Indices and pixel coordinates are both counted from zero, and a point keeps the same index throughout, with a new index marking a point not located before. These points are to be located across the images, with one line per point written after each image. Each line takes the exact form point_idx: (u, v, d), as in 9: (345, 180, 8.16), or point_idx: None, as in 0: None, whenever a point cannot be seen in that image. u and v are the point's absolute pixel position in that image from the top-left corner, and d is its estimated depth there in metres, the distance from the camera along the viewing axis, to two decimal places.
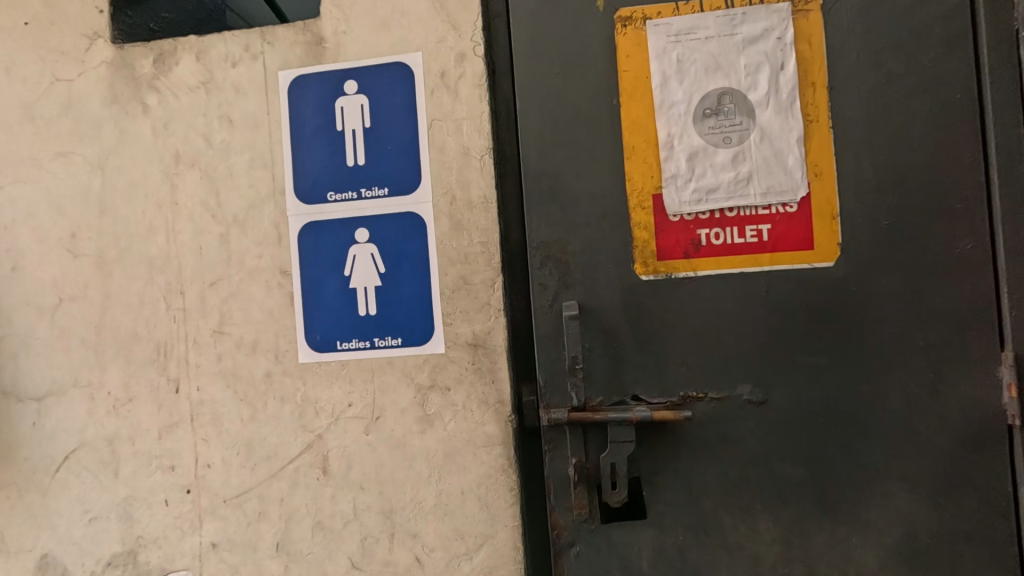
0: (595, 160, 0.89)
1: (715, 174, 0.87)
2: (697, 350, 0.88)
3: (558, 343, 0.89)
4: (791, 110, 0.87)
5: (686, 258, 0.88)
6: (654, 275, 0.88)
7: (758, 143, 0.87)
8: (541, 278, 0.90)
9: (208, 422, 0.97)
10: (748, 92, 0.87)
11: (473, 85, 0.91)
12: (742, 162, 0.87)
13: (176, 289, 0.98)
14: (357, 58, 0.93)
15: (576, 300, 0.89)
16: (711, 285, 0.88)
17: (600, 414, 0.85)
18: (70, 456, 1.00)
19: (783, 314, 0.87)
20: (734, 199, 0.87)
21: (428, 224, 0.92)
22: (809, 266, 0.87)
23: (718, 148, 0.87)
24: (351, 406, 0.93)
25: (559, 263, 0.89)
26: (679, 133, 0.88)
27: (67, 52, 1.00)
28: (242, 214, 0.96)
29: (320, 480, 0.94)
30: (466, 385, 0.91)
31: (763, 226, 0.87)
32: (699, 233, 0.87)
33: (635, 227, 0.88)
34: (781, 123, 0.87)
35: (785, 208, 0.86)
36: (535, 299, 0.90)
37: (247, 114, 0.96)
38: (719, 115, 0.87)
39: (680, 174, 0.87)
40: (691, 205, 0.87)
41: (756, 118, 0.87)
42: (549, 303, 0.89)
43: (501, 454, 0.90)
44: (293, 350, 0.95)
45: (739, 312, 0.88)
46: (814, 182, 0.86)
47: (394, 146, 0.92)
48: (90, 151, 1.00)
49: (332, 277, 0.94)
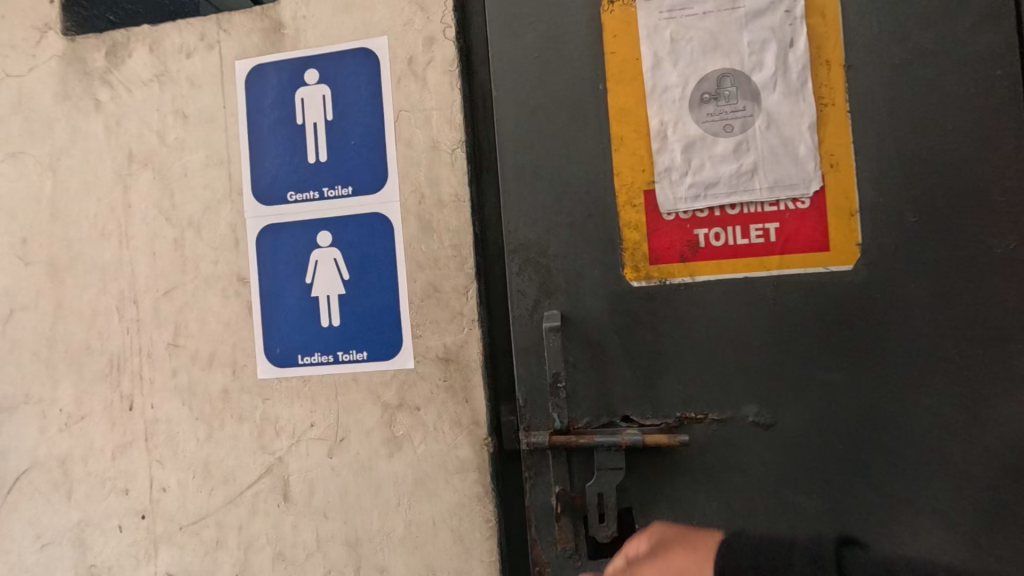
0: (579, 151, 0.79)
1: (714, 166, 0.77)
2: (695, 366, 0.78)
3: (540, 357, 0.80)
4: (802, 92, 0.76)
5: (683, 261, 0.78)
6: (646, 281, 0.78)
7: (764, 130, 0.76)
8: (520, 285, 0.80)
9: (163, 441, 0.90)
10: (752, 73, 0.76)
11: (443, 71, 0.82)
12: (745, 152, 0.76)
13: (129, 299, 0.91)
14: (318, 44, 0.85)
15: (559, 309, 0.79)
16: (711, 292, 0.77)
17: (585, 438, 0.76)
18: (22, 477, 0.93)
19: (793, 325, 0.76)
20: (736, 194, 0.76)
21: (395, 226, 0.83)
22: (825, 270, 0.76)
23: (717, 137, 0.77)
24: (314, 426, 0.85)
25: (539, 267, 0.80)
26: (674, 121, 0.78)
27: (18, 47, 0.94)
28: (198, 217, 0.89)
29: (280, 507, 0.86)
30: (437, 403, 0.82)
31: (770, 225, 0.76)
32: (697, 232, 0.77)
33: (624, 227, 0.78)
34: (791, 107, 0.76)
35: (795, 204, 0.76)
36: (513, 308, 0.81)
37: (203, 108, 0.89)
38: (718, 99, 0.77)
39: (674, 167, 0.77)
40: (688, 202, 0.77)
41: (761, 103, 0.76)
42: (528, 312, 0.80)
43: (476, 481, 0.81)
44: (252, 364, 0.87)
45: (743, 323, 0.77)
46: (829, 174, 0.76)
47: (358, 140, 0.84)
48: (41, 152, 0.93)
49: (293, 284, 0.86)
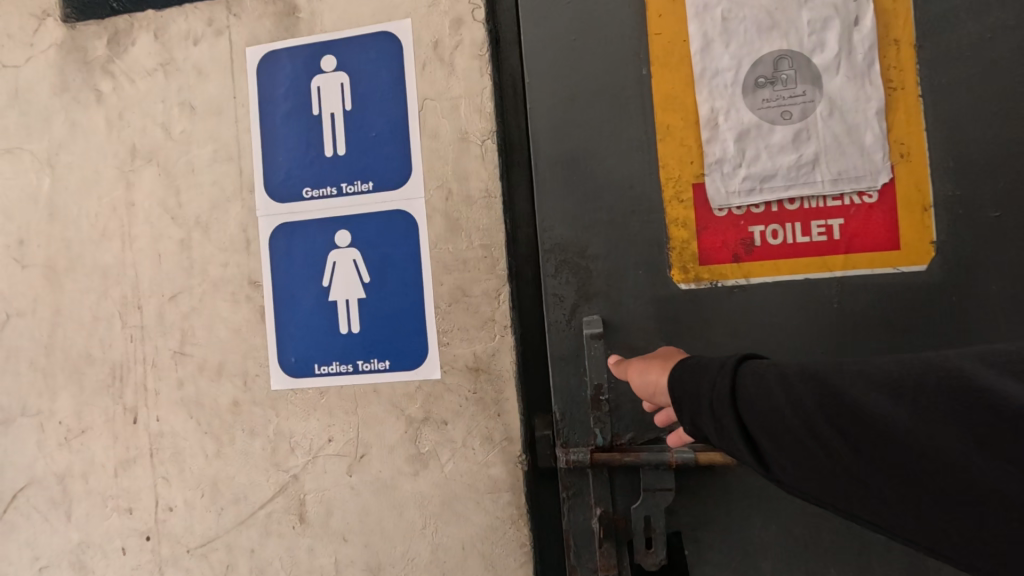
0: (620, 142, 0.73)
1: (771, 158, 0.70)
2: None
3: (579, 368, 0.73)
4: (869, 75, 0.69)
5: (736, 262, 0.71)
6: (695, 284, 0.71)
7: (826, 117, 0.69)
8: (556, 288, 0.74)
9: (169, 457, 0.83)
10: (813, 54, 0.69)
11: (471, 56, 0.75)
12: (805, 142, 0.69)
13: (133, 304, 0.85)
14: (335, 28, 0.79)
15: (599, 315, 0.73)
16: (768, 295, 0.70)
17: (631, 456, 0.68)
18: (19, 495, 0.87)
19: (858, 332, 0.69)
20: (796, 188, 0.69)
21: (419, 224, 0.77)
22: (894, 270, 0.69)
23: (774, 125, 0.70)
24: (332, 441, 0.79)
25: (577, 269, 0.73)
26: (726, 108, 0.70)
27: (14, 35, 0.88)
28: (206, 216, 0.82)
29: (296, 529, 0.80)
30: (466, 417, 0.75)
31: (833, 222, 0.69)
32: (752, 230, 0.70)
33: (671, 224, 0.72)
34: (856, 92, 0.69)
35: (861, 198, 0.69)
36: (549, 314, 0.74)
37: (212, 99, 0.82)
38: (775, 84, 0.69)
39: (726, 158, 0.70)
40: (742, 197, 0.70)
41: (824, 87, 0.69)
42: (565, 318, 0.73)
43: (509, 502, 0.74)
44: (264, 374, 0.81)
45: (802, 330, 0.70)
46: (899, 165, 0.68)
47: (379, 132, 0.77)
48: (39, 147, 0.87)
49: (309, 288, 0.79)
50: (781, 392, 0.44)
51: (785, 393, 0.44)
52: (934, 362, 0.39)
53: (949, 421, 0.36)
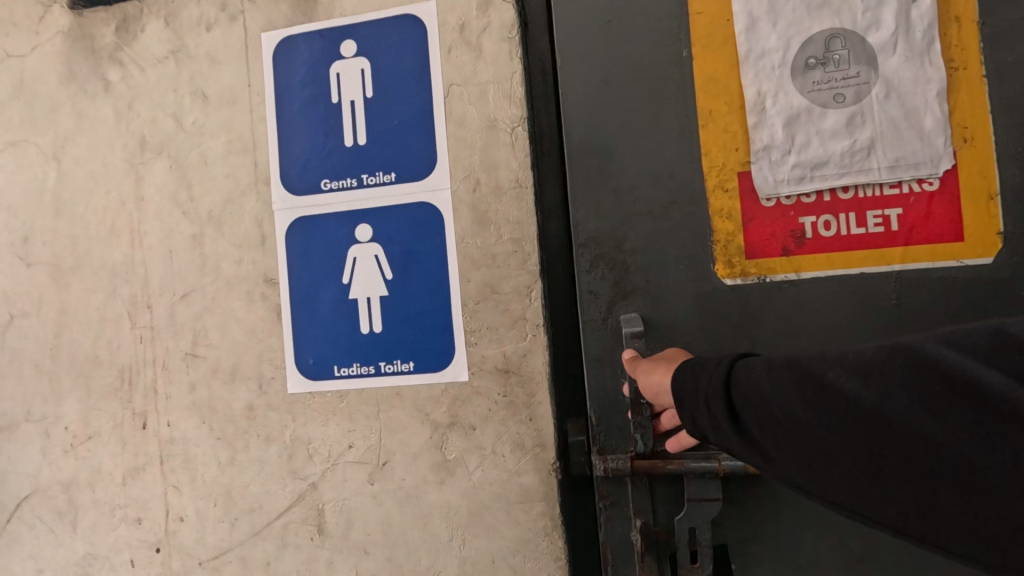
0: (659, 128, 0.68)
1: (823, 144, 0.65)
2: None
3: (616, 370, 0.68)
4: (929, 54, 0.63)
5: (786, 256, 0.66)
6: (742, 279, 0.67)
7: (883, 100, 0.64)
8: (591, 285, 0.69)
9: (180, 465, 0.79)
10: (867, 33, 0.64)
11: (500, 39, 0.71)
12: (860, 126, 0.64)
13: (142, 303, 0.81)
14: (356, 12, 0.75)
15: (638, 313, 0.68)
16: (821, 291, 0.66)
17: (674, 463, 0.64)
18: (22, 504, 0.83)
19: (918, 330, 0.64)
20: (850, 175, 0.65)
21: (445, 218, 0.72)
22: (958, 264, 0.64)
23: (826, 109, 0.65)
24: (352, 448, 0.74)
25: (614, 264, 0.69)
26: (773, 91, 0.66)
27: (19, 24, 0.84)
28: (220, 210, 0.78)
29: (314, 541, 0.75)
30: (495, 422, 0.71)
31: (890, 212, 0.64)
32: (803, 221, 0.66)
33: (714, 215, 0.67)
34: (915, 73, 0.64)
35: (921, 186, 0.64)
36: (584, 312, 0.69)
37: (225, 87, 0.78)
38: (826, 65, 0.65)
39: (774, 145, 0.66)
40: (791, 185, 0.65)
41: (879, 68, 0.64)
42: (601, 316, 0.69)
43: (542, 513, 0.69)
44: (281, 377, 0.76)
45: (856, 328, 0.65)
46: (964, 151, 0.63)
47: (402, 120, 0.73)
48: (45, 140, 0.84)
49: (327, 286, 0.75)
50: (767, 380, 0.44)
51: (770, 381, 0.44)
52: (902, 343, 0.39)
53: (907, 390, 0.37)
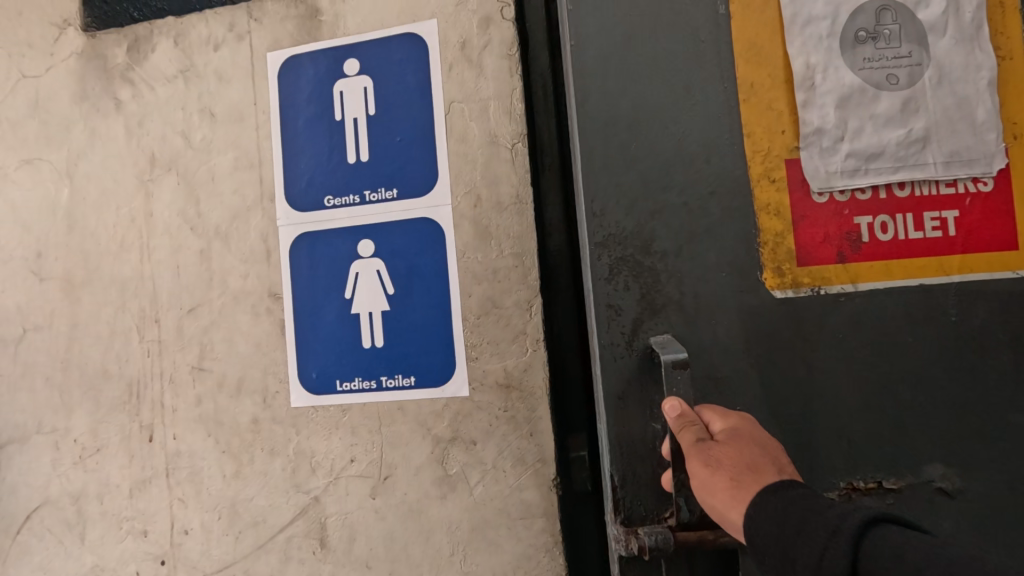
0: (692, 111, 0.59)
1: (877, 131, 0.58)
2: (861, 411, 0.57)
3: (640, 401, 0.59)
4: (978, 39, 0.58)
5: (841, 262, 0.58)
6: (793, 291, 0.58)
7: (935, 87, 0.57)
8: (611, 298, 0.59)
9: (186, 477, 0.80)
10: (920, 8, 0.58)
11: (501, 56, 0.72)
12: (915, 113, 0.57)
13: (150, 317, 0.82)
14: (359, 31, 0.76)
15: (669, 333, 0.58)
16: (878, 303, 0.58)
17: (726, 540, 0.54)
18: (32, 515, 0.84)
19: (978, 348, 0.57)
20: (907, 169, 0.58)
21: (447, 233, 0.73)
22: (1014, 276, 0.57)
23: (879, 90, 0.58)
24: (354, 462, 0.75)
25: (639, 275, 0.59)
26: (822, 65, 0.58)
27: (35, 45, 0.87)
28: (226, 226, 0.80)
29: (317, 555, 0.75)
30: (496, 437, 0.70)
31: (947, 214, 0.58)
32: (858, 222, 0.58)
33: (761, 212, 0.59)
34: (965, 58, 0.58)
35: (976, 185, 0.58)
36: (604, 327, 0.59)
37: (232, 105, 0.80)
38: (876, 39, 0.57)
39: (826, 129, 0.58)
40: (846, 177, 0.58)
41: (931, 48, 0.58)
42: (624, 339, 0.59)
43: (544, 529, 0.69)
44: (284, 391, 0.77)
45: (916, 348, 0.57)
46: (1015, 148, 0.58)
47: (404, 137, 0.74)
48: (58, 157, 0.86)
49: (331, 301, 0.76)
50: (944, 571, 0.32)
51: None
52: None
53: None
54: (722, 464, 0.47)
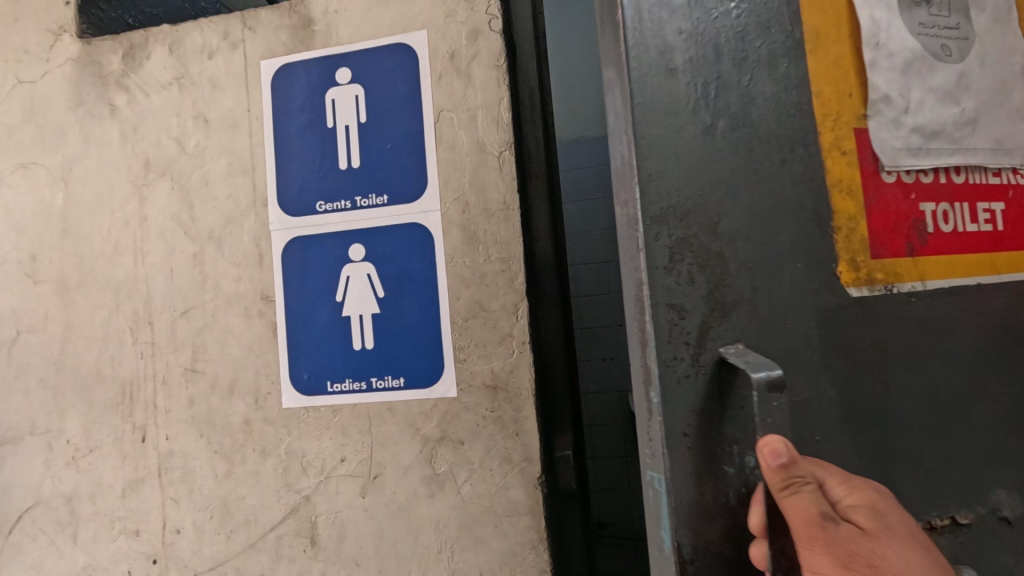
0: (756, 59, 0.45)
1: (937, 107, 0.47)
2: (927, 433, 0.46)
3: (707, 433, 0.43)
4: (1010, 20, 0.50)
5: (911, 255, 0.47)
6: (868, 288, 0.46)
7: (982, 63, 0.49)
8: (672, 296, 0.44)
9: (178, 477, 0.81)
10: None
11: (489, 67, 0.74)
12: (966, 92, 0.48)
13: (143, 320, 0.83)
14: (351, 41, 0.78)
15: (742, 342, 0.44)
16: (949, 307, 0.47)
17: None
18: (24, 516, 0.85)
19: None
20: (964, 152, 0.48)
21: (436, 238, 0.75)
22: None
23: (936, 62, 0.48)
24: (344, 461, 0.76)
25: (705, 263, 0.44)
26: (885, 24, 0.47)
27: (31, 51, 0.88)
28: (219, 230, 0.81)
29: (307, 553, 0.77)
30: (483, 437, 0.72)
31: (996, 206, 0.49)
32: (922, 209, 0.47)
33: (837, 190, 0.46)
34: (1006, 39, 0.50)
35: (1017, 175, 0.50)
36: (659, 330, 0.43)
37: (226, 112, 0.82)
38: (930, 3, 0.48)
39: (893, 98, 0.47)
40: (911, 156, 0.47)
41: (976, 24, 0.49)
42: (689, 352, 0.43)
43: (529, 526, 0.71)
44: (276, 392, 0.79)
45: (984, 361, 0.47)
46: None
47: (395, 144, 0.76)
48: (53, 162, 0.87)
49: (322, 303, 0.77)
50: None
51: None
52: None
53: None
54: (856, 561, 0.39)
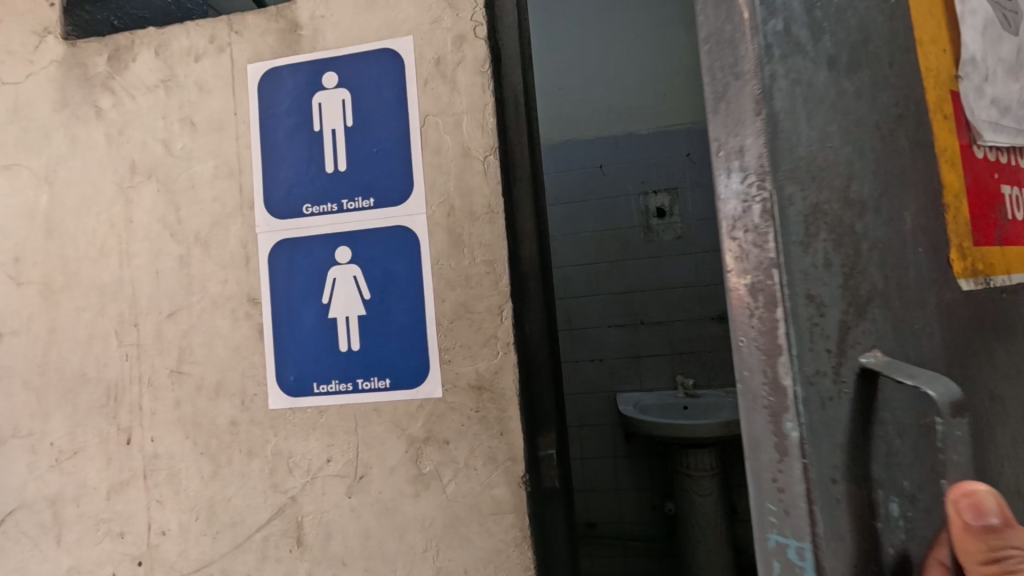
0: (869, 5, 0.41)
1: (1006, 81, 0.49)
2: (1020, 426, 0.47)
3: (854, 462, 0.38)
4: None
5: (1000, 244, 0.47)
6: (975, 279, 0.44)
7: None
8: (809, 285, 0.38)
9: (164, 479, 0.81)
10: None
11: (474, 72, 0.75)
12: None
13: (129, 322, 0.83)
14: (337, 46, 0.79)
15: (878, 348, 0.38)
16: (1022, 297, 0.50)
17: None
18: (7, 519, 0.85)
19: None
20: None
21: (422, 240, 0.76)
22: None
23: (1003, 31, 0.50)
24: (331, 461, 0.77)
25: (841, 243, 0.39)
26: None
27: (14, 52, 0.88)
28: (206, 232, 0.82)
29: (294, 553, 0.77)
30: (469, 437, 0.74)
31: None
32: (1003, 192, 0.48)
33: (945, 165, 0.43)
34: None
35: None
36: (800, 330, 0.37)
37: (212, 115, 0.82)
38: None
39: (978, 62, 0.46)
40: (992, 130, 0.47)
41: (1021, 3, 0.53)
42: (829, 362, 0.38)
43: (513, 524, 0.72)
44: (262, 394, 0.79)
45: None
46: None
47: (381, 148, 0.77)
48: (37, 163, 0.87)
49: (309, 305, 0.78)
50: None
51: None
52: None
53: None
54: None
